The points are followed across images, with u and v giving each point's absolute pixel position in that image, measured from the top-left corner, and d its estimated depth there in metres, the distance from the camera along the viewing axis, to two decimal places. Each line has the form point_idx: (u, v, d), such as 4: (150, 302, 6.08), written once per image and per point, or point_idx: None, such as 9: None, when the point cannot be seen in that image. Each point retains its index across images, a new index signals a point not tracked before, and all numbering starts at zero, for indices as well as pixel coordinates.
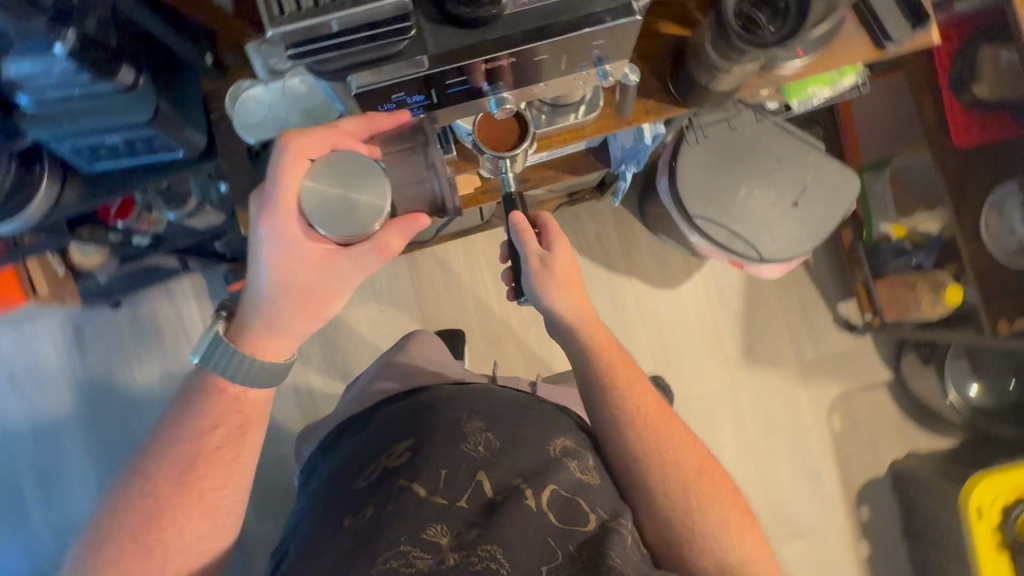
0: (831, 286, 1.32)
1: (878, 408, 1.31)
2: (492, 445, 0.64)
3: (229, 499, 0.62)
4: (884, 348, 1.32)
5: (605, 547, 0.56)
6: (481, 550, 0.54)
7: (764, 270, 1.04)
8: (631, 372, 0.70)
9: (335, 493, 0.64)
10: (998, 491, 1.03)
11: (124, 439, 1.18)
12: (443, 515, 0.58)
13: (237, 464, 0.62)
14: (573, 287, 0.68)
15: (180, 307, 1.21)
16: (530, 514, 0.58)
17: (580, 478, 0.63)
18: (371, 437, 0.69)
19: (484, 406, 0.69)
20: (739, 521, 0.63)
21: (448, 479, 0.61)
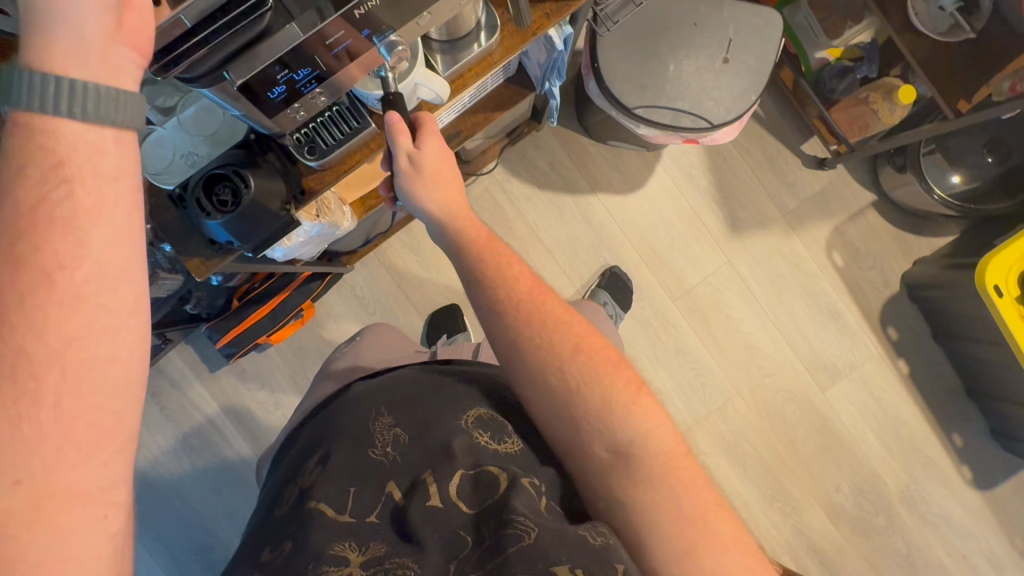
0: (789, 131, 1.31)
1: (872, 230, 1.31)
2: (402, 442, 0.54)
3: (106, 465, 0.36)
4: (859, 172, 1.32)
5: (509, 508, 0.46)
6: (391, 564, 0.46)
7: (718, 136, 1.00)
8: (492, 252, 0.59)
9: (247, 541, 0.53)
10: (1008, 264, 1.06)
11: (173, 523, 1.18)
12: (353, 532, 0.48)
13: (91, 397, 0.35)
14: (448, 187, 0.60)
15: (176, 381, 1.20)
16: (439, 511, 0.48)
17: (489, 447, 0.53)
18: (289, 465, 0.58)
19: (395, 394, 0.58)
20: (625, 392, 0.52)
21: (358, 496, 0.50)
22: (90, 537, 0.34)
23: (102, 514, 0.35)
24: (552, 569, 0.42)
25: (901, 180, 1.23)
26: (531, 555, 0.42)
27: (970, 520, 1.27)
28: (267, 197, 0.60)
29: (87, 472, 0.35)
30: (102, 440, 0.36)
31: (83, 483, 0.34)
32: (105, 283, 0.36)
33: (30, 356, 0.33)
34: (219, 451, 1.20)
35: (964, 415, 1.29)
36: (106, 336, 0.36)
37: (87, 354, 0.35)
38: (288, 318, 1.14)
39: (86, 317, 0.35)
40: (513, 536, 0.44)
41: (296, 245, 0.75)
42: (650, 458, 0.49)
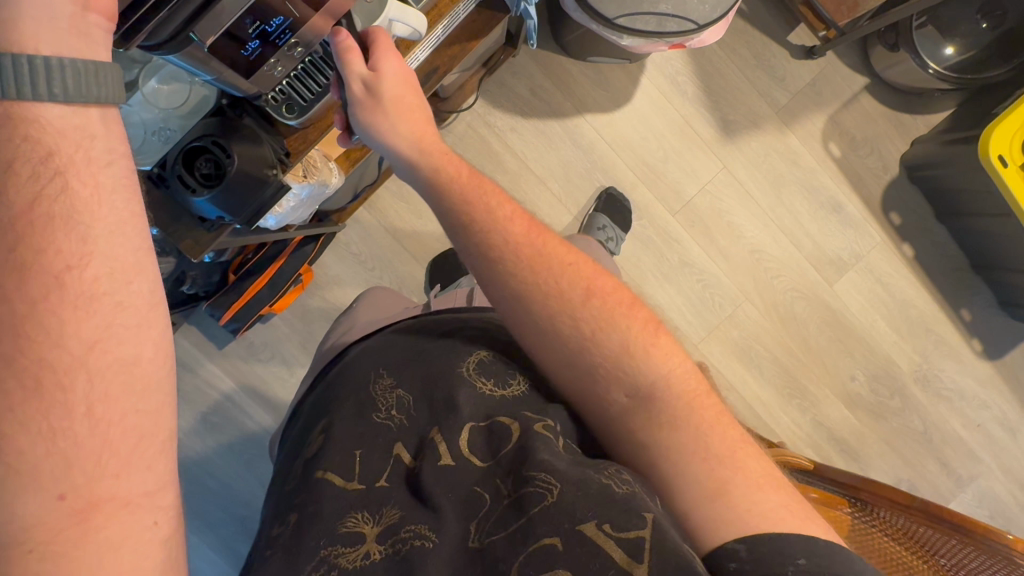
0: (773, 22, 1.26)
1: (869, 115, 1.27)
2: (405, 402, 0.53)
3: (149, 469, 0.34)
4: (850, 55, 1.27)
5: (530, 459, 0.45)
6: (407, 531, 0.45)
7: (706, 38, 0.95)
8: (484, 195, 0.55)
9: (263, 519, 0.53)
10: (1011, 133, 1.03)
11: (209, 500, 1.19)
12: (365, 502, 0.47)
13: (121, 400, 0.33)
14: (412, 116, 0.57)
15: (189, 363, 1.19)
16: (450, 469, 0.47)
17: (494, 395, 0.52)
18: (297, 438, 0.57)
19: (390, 353, 0.57)
20: (642, 334, 0.49)
21: (365, 460, 0.49)
22: (141, 544, 0.32)
23: (152, 521, 0.33)
24: (579, 527, 0.40)
25: (893, 59, 1.19)
26: (554, 513, 0.41)
27: (983, 390, 1.30)
28: (254, 165, 0.56)
29: (129, 478, 0.33)
30: (142, 442, 0.34)
31: (128, 490, 0.33)
32: (116, 278, 0.34)
33: (52, 365, 0.32)
34: (242, 424, 1.20)
35: (973, 289, 1.30)
36: (128, 334, 0.34)
37: (113, 355, 0.33)
38: (288, 285, 1.12)
39: (104, 317, 0.33)
40: (535, 492, 0.42)
41: (288, 211, 0.72)
42: (672, 399, 0.46)
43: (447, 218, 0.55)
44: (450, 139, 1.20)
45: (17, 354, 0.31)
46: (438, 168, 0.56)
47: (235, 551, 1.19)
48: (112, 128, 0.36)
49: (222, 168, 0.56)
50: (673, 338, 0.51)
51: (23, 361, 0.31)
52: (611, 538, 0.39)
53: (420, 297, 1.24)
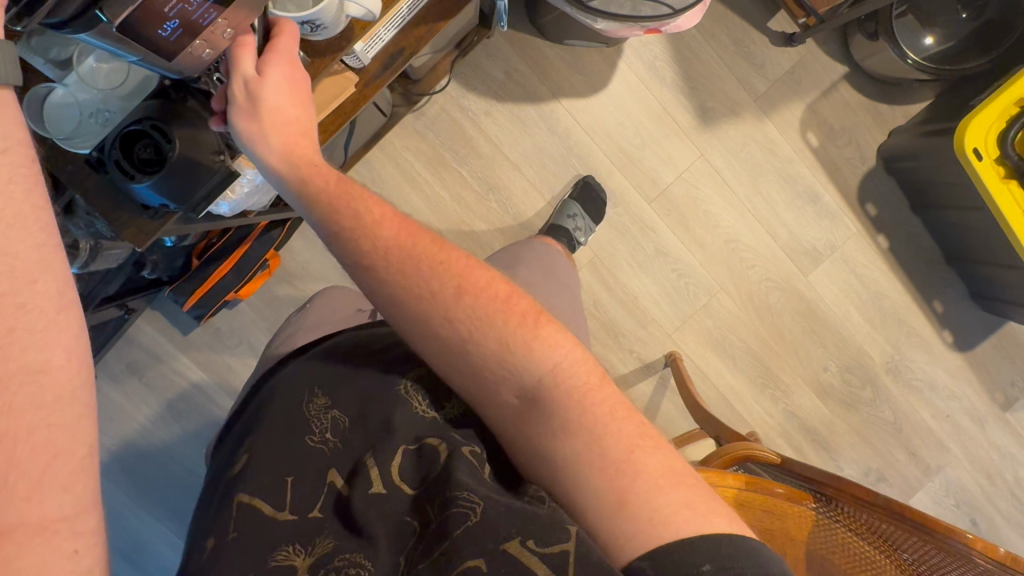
0: (753, 8, 1.24)
1: (847, 105, 1.26)
2: (340, 424, 0.51)
3: (67, 490, 0.31)
4: (830, 43, 1.26)
5: (452, 481, 0.45)
6: (341, 560, 0.44)
7: (682, 23, 0.93)
8: (353, 199, 0.52)
9: (187, 541, 0.51)
10: (987, 126, 1.03)
11: (175, 488, 1.17)
12: (296, 532, 0.46)
13: (27, 414, 0.31)
14: (289, 128, 0.53)
15: (152, 349, 1.16)
16: (382, 496, 0.47)
17: (428, 416, 0.51)
18: (225, 456, 0.55)
19: (321, 373, 0.55)
20: (522, 329, 0.47)
21: (297, 487, 0.48)
22: None
23: (72, 548, 0.31)
24: (502, 547, 0.40)
25: (872, 48, 1.17)
26: (477, 534, 0.41)
27: (952, 381, 1.31)
28: (195, 148, 0.54)
29: (45, 501, 0.30)
30: (57, 459, 0.31)
31: (42, 516, 0.30)
32: (17, 277, 0.33)
33: None
34: (208, 412, 1.17)
35: (945, 281, 1.30)
36: (34, 339, 0.32)
37: (15, 363, 0.31)
38: (255, 271, 1.09)
39: (6, 322, 0.32)
40: (459, 513, 0.42)
41: (243, 197, 0.70)
42: (560, 400, 0.45)
43: (322, 227, 0.52)
44: (422, 122, 1.17)
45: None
46: (303, 180, 0.53)
47: None
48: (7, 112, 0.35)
49: (163, 153, 0.53)
50: (557, 324, 0.48)
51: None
52: (536, 554, 0.40)
53: None
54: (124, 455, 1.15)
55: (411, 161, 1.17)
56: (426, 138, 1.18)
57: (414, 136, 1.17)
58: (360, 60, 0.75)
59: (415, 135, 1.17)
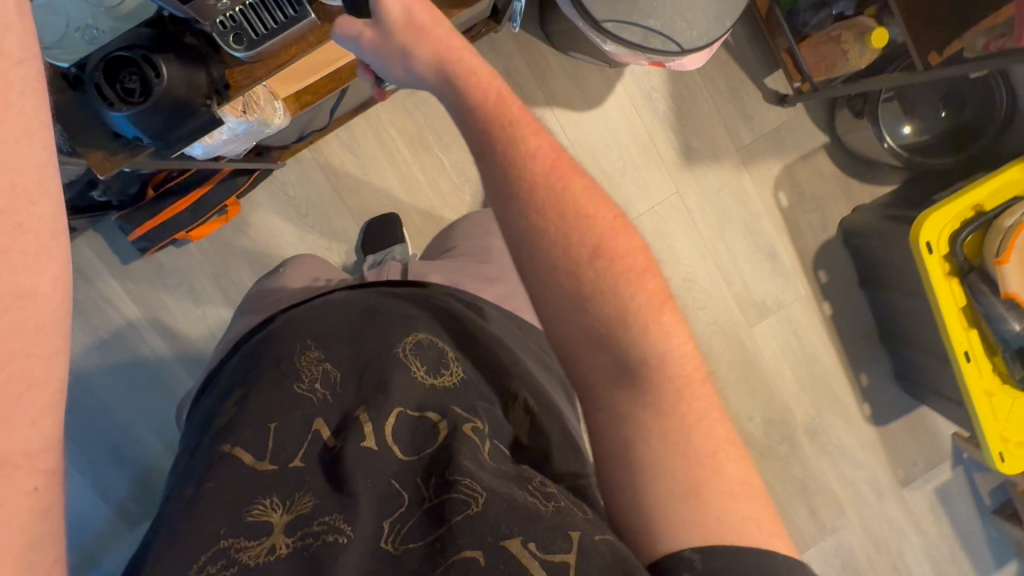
0: (754, 61, 1.26)
1: (821, 173, 1.31)
2: (331, 378, 0.61)
3: (32, 425, 0.35)
4: (817, 111, 1.30)
5: (454, 464, 0.52)
6: (319, 522, 0.49)
7: (687, 63, 0.95)
8: (513, 124, 0.54)
9: (168, 489, 0.58)
10: (945, 222, 1.07)
11: (83, 419, 1.12)
12: (275, 485, 0.52)
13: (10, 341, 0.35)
14: (434, 32, 0.54)
15: (87, 272, 1.11)
16: (370, 453, 0.54)
17: (425, 382, 0.61)
18: (215, 407, 0.63)
19: (320, 330, 0.65)
20: (648, 306, 0.52)
21: (277, 438, 0.55)
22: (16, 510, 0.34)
23: (31, 486, 0.35)
24: (503, 542, 0.45)
25: (856, 125, 1.22)
26: (476, 526, 0.46)
27: (862, 451, 1.37)
28: (185, 89, 0.52)
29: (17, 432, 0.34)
30: (28, 391, 0.35)
31: (7, 447, 0.34)
32: (20, 197, 0.36)
33: None
34: (135, 347, 1.13)
35: (875, 357, 1.37)
36: (29, 266, 0.36)
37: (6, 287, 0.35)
38: (211, 215, 1.06)
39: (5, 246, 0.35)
40: (459, 504, 0.48)
41: (220, 143, 0.67)
42: (663, 384, 0.50)
43: None
44: (413, 101, 1.19)
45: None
46: (468, 92, 0.54)
47: (100, 475, 1.12)
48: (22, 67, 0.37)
49: (147, 86, 0.50)
50: (676, 309, 0.54)
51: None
52: (536, 558, 0.45)
53: (349, 253, 1.21)
54: None
55: (394, 137, 1.19)
56: (412, 117, 1.19)
57: (402, 111, 1.19)
58: None
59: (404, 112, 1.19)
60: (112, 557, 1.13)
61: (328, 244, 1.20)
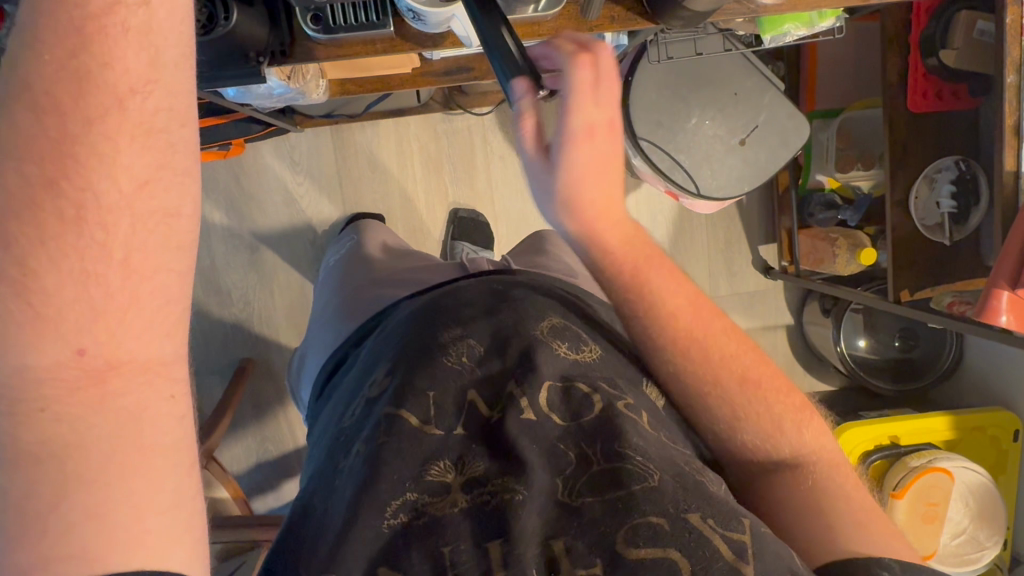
0: (758, 226, 1.33)
1: (775, 349, 1.37)
2: (476, 353, 0.54)
3: (157, 338, 0.32)
4: (793, 294, 1.37)
5: (627, 439, 0.48)
6: (495, 483, 0.46)
7: (696, 205, 1.00)
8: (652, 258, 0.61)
9: (319, 459, 0.54)
10: (863, 438, 1.14)
11: None
12: (444, 449, 0.48)
13: (157, 251, 0.32)
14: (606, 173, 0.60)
15: None
16: (535, 422, 0.49)
17: (572, 358, 0.54)
18: (356, 376, 0.59)
19: (466, 299, 0.60)
20: (787, 404, 0.56)
21: (439, 403, 0.50)
22: (157, 419, 0.32)
23: (167, 392, 0.33)
24: (684, 515, 0.43)
25: (820, 320, 1.29)
26: (658, 497, 0.44)
27: None
28: (244, 40, 0.53)
29: (140, 341, 0.32)
30: (165, 307, 0.32)
31: (146, 356, 0.32)
32: (174, 117, 0.32)
33: (98, 205, 0.30)
34: None
35: None
36: (174, 184, 0.32)
37: (156, 202, 0.31)
38: (212, 145, 1.05)
39: (158, 158, 0.31)
40: (636, 474, 0.45)
41: (253, 94, 0.68)
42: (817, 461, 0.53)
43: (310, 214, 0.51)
44: (445, 126, 1.21)
45: (43, 188, 0.29)
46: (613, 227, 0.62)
47: None
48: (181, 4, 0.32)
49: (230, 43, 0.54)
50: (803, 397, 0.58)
51: (53, 194, 0.29)
52: (716, 531, 0.43)
53: (324, 236, 1.21)
54: None
55: (413, 151, 1.21)
56: (438, 140, 1.22)
57: (430, 132, 1.21)
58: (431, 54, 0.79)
59: (432, 133, 1.21)
60: None
61: (307, 218, 1.20)
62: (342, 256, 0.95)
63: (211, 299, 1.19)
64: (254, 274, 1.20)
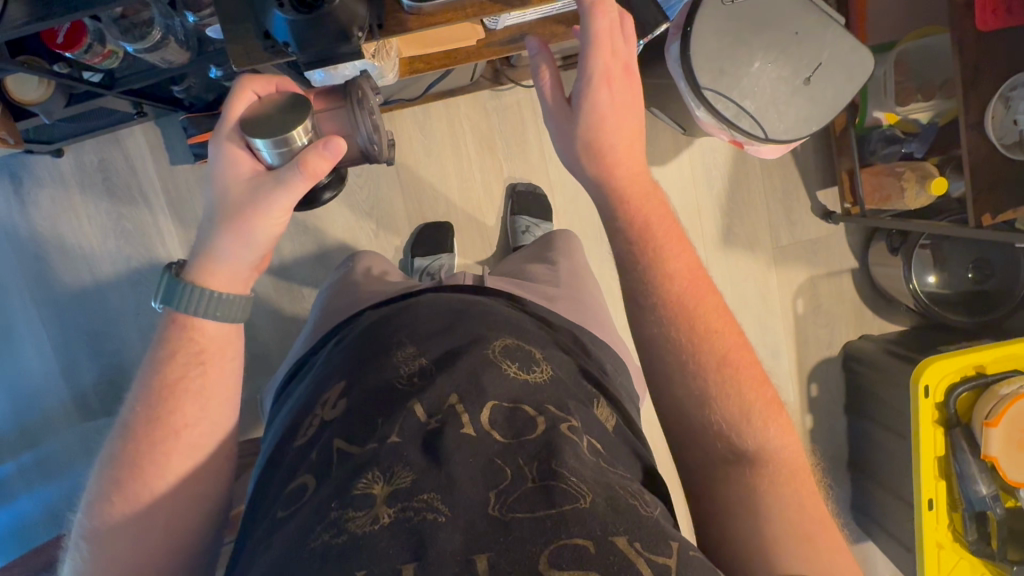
0: (815, 171, 1.32)
1: (840, 294, 1.36)
2: (424, 368, 0.64)
3: (212, 476, 0.65)
4: (856, 236, 1.36)
5: (559, 459, 0.53)
6: (418, 502, 0.50)
7: (761, 150, 1.00)
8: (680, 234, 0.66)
9: (261, 484, 0.63)
10: (947, 372, 1.11)
11: (83, 299, 1.18)
12: (375, 461, 0.54)
13: (195, 454, 0.63)
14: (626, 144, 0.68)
15: (132, 160, 1.16)
16: (471, 436, 0.56)
17: (515, 375, 0.63)
18: (309, 396, 0.69)
19: (419, 329, 0.70)
20: (763, 410, 0.61)
21: (384, 423, 0.58)
22: (198, 519, 0.63)
23: (207, 505, 0.64)
24: (611, 538, 0.47)
25: (887, 259, 1.28)
26: (587, 520, 0.48)
27: None
28: (347, 20, 0.54)
29: (196, 485, 0.63)
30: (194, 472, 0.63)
31: (196, 494, 0.63)
32: (210, 404, 0.64)
33: (172, 440, 0.62)
34: (152, 248, 1.19)
35: (838, 480, 1.40)
36: (213, 417, 0.64)
37: (193, 437, 0.63)
38: None
39: (203, 414, 0.63)
40: (568, 495, 0.50)
41: (338, 77, 0.69)
42: (772, 463, 0.58)
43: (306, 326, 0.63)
44: (494, 103, 1.22)
45: (144, 445, 0.61)
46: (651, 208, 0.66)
47: (73, 360, 1.19)
48: (248, 224, 0.59)
49: (316, 196, 0.72)
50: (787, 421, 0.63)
51: (155, 446, 0.61)
52: (640, 554, 0.47)
53: (386, 225, 1.23)
54: (45, 239, 1.16)
55: (465, 132, 1.22)
56: (489, 119, 1.23)
57: (481, 111, 1.22)
58: (495, 23, 0.78)
59: (482, 111, 1.22)
60: (56, 440, 1.19)
61: (369, 209, 1.22)
62: (332, 283, 0.98)
63: (284, 298, 1.21)
64: (322, 268, 1.22)
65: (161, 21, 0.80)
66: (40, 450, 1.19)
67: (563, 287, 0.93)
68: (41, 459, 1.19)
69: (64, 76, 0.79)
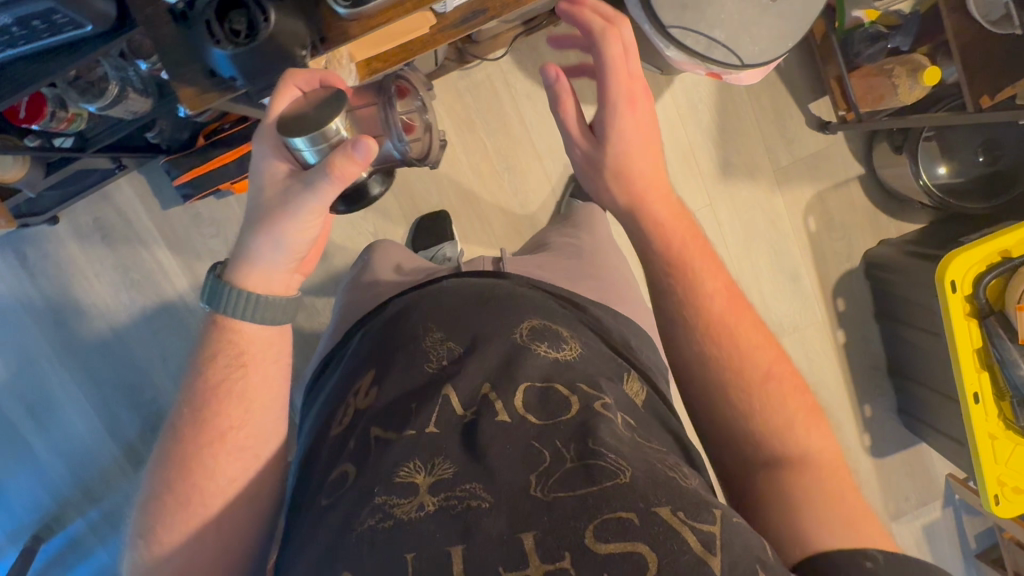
0: (802, 85, 1.28)
1: (851, 203, 1.33)
2: (454, 353, 0.65)
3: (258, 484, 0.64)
4: (857, 142, 1.32)
5: (597, 436, 0.53)
6: (462, 490, 0.51)
7: (742, 77, 0.97)
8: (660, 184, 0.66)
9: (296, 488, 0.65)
10: (971, 263, 1.09)
11: (108, 354, 1.21)
12: (415, 450, 0.55)
13: (248, 462, 0.62)
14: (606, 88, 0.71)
15: (125, 212, 1.18)
16: (508, 423, 0.56)
17: (548, 355, 0.63)
18: (335, 395, 0.71)
19: (437, 312, 0.69)
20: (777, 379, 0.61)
21: (424, 409, 0.59)
22: (249, 528, 0.63)
23: (258, 514, 0.64)
24: (655, 508, 0.47)
25: (894, 159, 1.24)
26: (629, 493, 0.47)
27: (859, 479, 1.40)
28: (286, 42, 0.55)
29: (250, 494, 0.62)
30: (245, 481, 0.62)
31: (249, 501, 0.63)
32: (261, 411, 0.62)
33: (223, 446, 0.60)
34: (162, 292, 1.21)
35: (881, 388, 1.39)
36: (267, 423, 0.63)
37: (245, 442, 0.61)
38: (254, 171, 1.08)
39: (252, 417, 0.61)
40: (609, 467, 0.49)
41: None
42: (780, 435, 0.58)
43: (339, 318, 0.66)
44: (465, 83, 1.21)
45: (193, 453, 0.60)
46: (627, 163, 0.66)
47: (113, 415, 1.22)
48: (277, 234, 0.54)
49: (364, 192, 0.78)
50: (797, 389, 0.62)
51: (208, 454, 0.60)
52: (685, 522, 0.46)
53: (383, 225, 1.23)
54: (59, 303, 1.19)
55: (442, 117, 1.21)
56: (463, 99, 1.21)
57: (454, 94, 1.21)
58: (444, 6, 0.77)
59: (454, 93, 1.21)
60: (115, 493, 1.23)
61: (364, 213, 1.22)
62: (346, 287, 0.97)
63: (300, 317, 1.23)
64: (331, 280, 1.23)
65: (116, 75, 0.80)
66: (102, 506, 1.23)
67: (567, 258, 0.92)
68: (104, 514, 1.23)
69: (35, 148, 0.80)
